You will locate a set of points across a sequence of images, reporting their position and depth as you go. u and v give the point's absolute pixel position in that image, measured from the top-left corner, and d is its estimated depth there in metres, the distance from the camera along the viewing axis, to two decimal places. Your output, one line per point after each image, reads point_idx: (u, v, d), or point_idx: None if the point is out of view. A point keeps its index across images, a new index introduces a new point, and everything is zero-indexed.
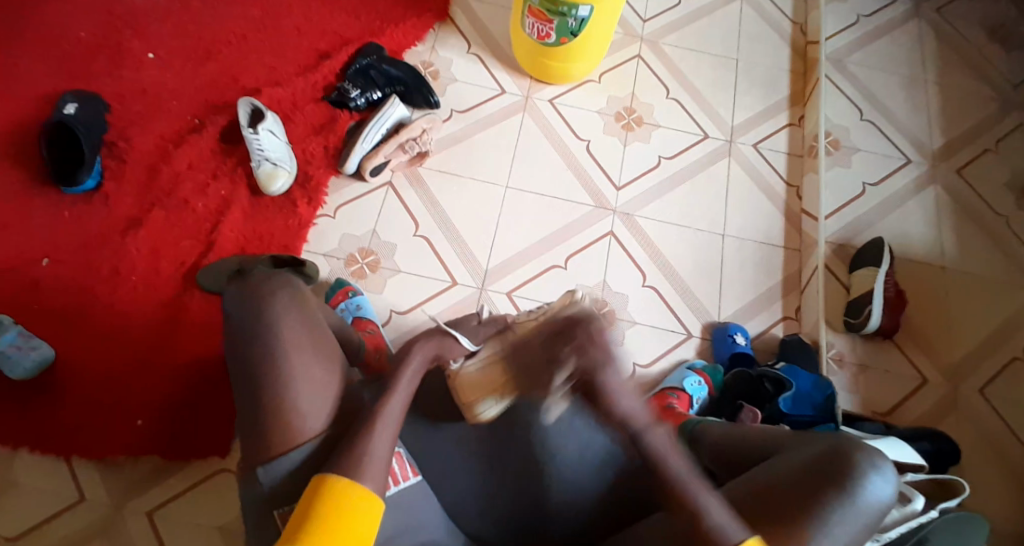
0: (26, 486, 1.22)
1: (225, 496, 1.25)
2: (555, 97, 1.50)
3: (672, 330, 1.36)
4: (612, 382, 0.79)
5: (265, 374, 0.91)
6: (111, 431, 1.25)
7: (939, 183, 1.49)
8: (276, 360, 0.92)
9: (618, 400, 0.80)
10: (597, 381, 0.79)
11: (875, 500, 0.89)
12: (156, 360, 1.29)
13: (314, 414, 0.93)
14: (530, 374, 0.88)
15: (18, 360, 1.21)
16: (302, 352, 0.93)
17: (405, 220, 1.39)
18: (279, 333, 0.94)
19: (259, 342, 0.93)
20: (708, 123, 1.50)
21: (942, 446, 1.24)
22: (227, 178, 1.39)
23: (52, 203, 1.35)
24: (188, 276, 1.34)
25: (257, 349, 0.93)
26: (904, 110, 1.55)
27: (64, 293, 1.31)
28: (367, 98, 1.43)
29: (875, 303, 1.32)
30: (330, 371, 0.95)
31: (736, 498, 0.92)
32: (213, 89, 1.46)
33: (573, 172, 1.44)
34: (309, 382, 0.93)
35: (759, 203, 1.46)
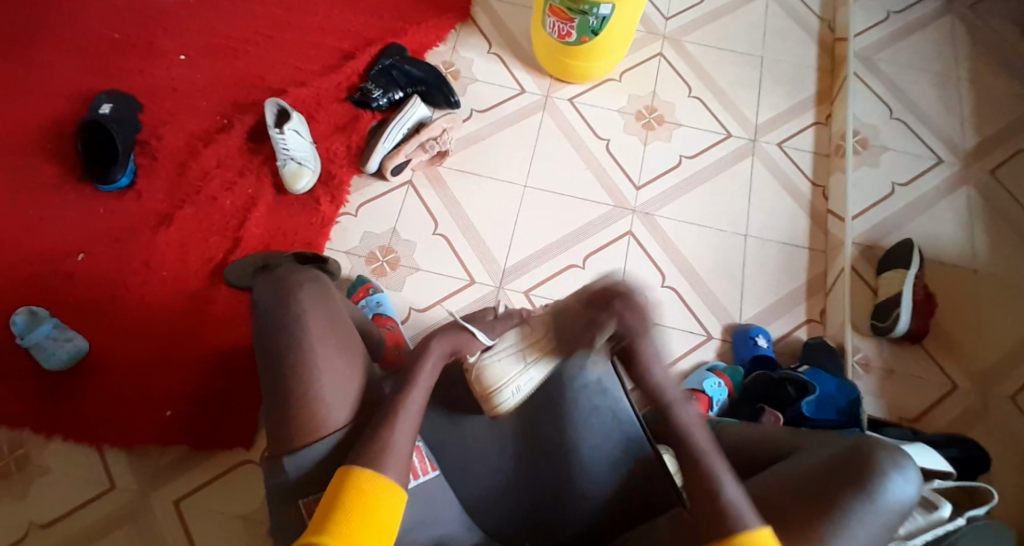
0: (60, 472, 1.27)
1: (249, 486, 1.28)
2: (576, 96, 1.50)
3: (692, 331, 1.34)
4: (646, 350, 0.93)
5: (288, 367, 0.95)
6: (141, 420, 1.29)
7: (972, 183, 1.44)
8: (299, 350, 0.95)
9: (651, 366, 0.93)
10: (633, 346, 0.93)
11: (896, 500, 0.87)
12: (185, 352, 1.33)
13: (336, 404, 0.95)
14: (568, 342, 0.99)
15: (52, 352, 1.26)
16: (327, 343, 0.96)
17: (425, 219, 1.40)
18: (304, 325, 0.97)
19: (285, 333, 0.96)
20: (731, 121, 1.48)
21: (970, 453, 1.21)
22: (253, 176, 1.43)
23: (87, 200, 1.41)
24: (215, 272, 1.38)
25: (281, 340, 0.96)
26: (935, 109, 1.50)
27: (97, 286, 1.36)
28: (389, 97, 1.45)
29: (903, 306, 1.28)
30: (353, 365, 0.98)
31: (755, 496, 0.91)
32: (241, 88, 1.49)
33: (592, 172, 1.43)
34: (333, 372, 0.96)
35: (782, 203, 1.43)
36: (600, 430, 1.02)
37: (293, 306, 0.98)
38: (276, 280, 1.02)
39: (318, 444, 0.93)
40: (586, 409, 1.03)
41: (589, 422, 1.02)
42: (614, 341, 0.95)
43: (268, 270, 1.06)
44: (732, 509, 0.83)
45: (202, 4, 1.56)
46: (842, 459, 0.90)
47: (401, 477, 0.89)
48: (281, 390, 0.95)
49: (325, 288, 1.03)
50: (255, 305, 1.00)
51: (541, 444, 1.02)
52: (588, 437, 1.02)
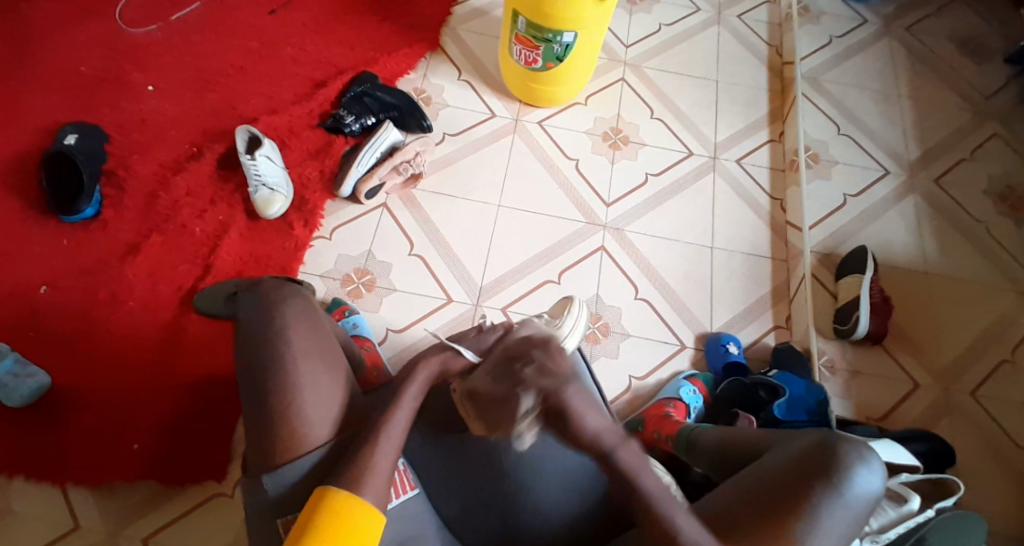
0: (20, 514, 1.21)
1: (223, 519, 1.23)
2: (543, 119, 1.55)
3: (666, 341, 1.38)
4: (575, 400, 0.82)
5: (269, 379, 0.92)
6: (108, 454, 1.24)
7: (918, 192, 1.53)
8: (283, 368, 0.92)
9: (583, 419, 0.82)
10: (560, 402, 0.81)
11: (864, 492, 0.91)
12: (155, 382, 1.29)
13: (322, 422, 0.92)
14: (491, 411, 0.86)
15: (15, 386, 1.22)
16: (310, 361, 0.93)
17: (400, 240, 1.41)
18: (289, 342, 0.94)
19: (268, 348, 0.93)
20: (692, 141, 1.56)
21: (936, 446, 1.26)
22: (225, 203, 1.42)
23: (51, 231, 1.37)
24: (185, 300, 1.36)
25: (265, 357, 0.92)
26: (879, 124, 1.61)
27: (61, 318, 1.32)
28: (362, 123, 1.47)
29: (862, 308, 1.35)
30: (335, 381, 0.95)
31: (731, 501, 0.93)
32: (211, 117, 1.50)
33: (563, 190, 1.47)
34: (316, 392, 0.92)
35: (744, 216, 1.50)
36: None
37: (278, 322, 0.95)
38: (260, 296, 0.98)
39: (300, 460, 0.89)
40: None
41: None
42: (537, 402, 0.82)
43: (250, 286, 1.02)
44: None
45: (172, 36, 1.57)
46: (812, 457, 0.93)
47: (381, 497, 0.85)
48: (265, 405, 0.91)
49: (311, 305, 0.99)
50: (239, 321, 0.97)
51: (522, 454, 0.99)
52: (565, 442, 0.99)
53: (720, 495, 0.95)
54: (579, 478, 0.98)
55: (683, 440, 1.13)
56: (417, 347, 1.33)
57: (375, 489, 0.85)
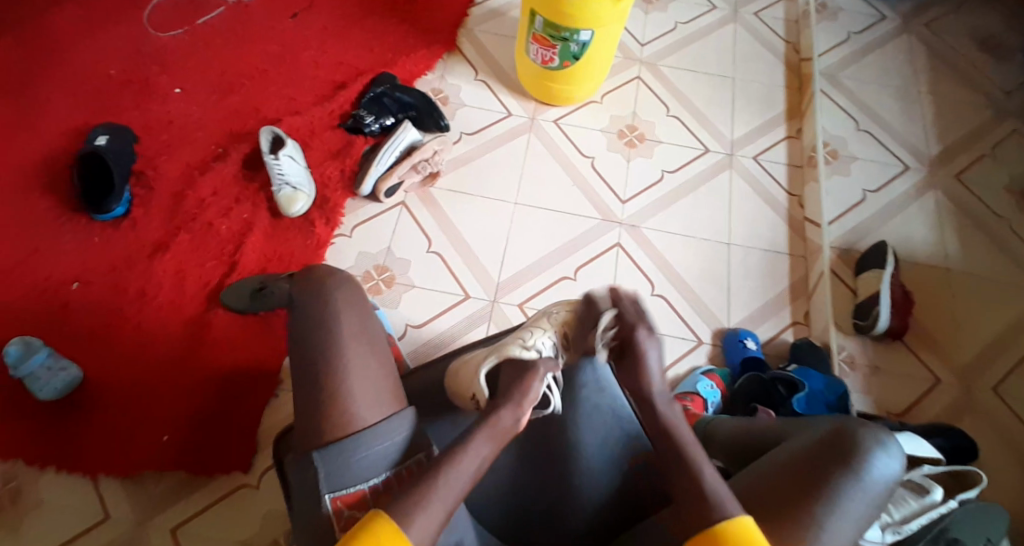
0: (53, 504, 1.25)
1: (248, 509, 1.27)
2: (560, 118, 1.56)
3: (683, 337, 1.38)
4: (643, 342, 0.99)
5: (314, 362, 0.95)
6: (139, 445, 1.28)
7: (939, 188, 1.52)
8: (332, 348, 0.96)
9: (645, 360, 0.98)
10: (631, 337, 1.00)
11: (882, 476, 0.90)
12: (187, 376, 1.33)
13: (366, 405, 0.93)
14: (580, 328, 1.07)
15: (47, 381, 1.25)
16: (358, 343, 0.97)
17: (418, 238, 1.43)
18: (339, 324, 0.98)
19: (318, 330, 0.97)
20: (708, 138, 1.56)
21: (957, 442, 1.25)
22: (249, 202, 1.46)
23: (83, 230, 1.42)
24: (211, 296, 1.40)
25: (315, 337, 0.96)
26: (899, 120, 1.60)
27: (93, 314, 1.36)
28: (381, 123, 1.50)
29: (881, 304, 1.34)
30: (383, 364, 0.98)
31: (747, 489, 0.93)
32: (236, 119, 1.54)
33: (579, 188, 1.49)
34: (361, 372, 0.95)
35: (763, 213, 1.49)
36: (597, 428, 1.00)
37: (328, 304, 1.00)
38: (314, 281, 1.03)
39: (353, 438, 0.89)
40: (586, 408, 1.01)
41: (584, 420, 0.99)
42: (616, 326, 1.02)
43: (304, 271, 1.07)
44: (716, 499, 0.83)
45: (197, 40, 1.62)
46: (825, 444, 0.92)
47: (445, 514, 0.81)
48: (300, 391, 0.94)
49: (360, 291, 1.03)
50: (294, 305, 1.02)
51: (537, 446, 1.00)
52: (588, 435, 0.99)
53: (742, 483, 0.95)
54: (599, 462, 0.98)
55: (700, 431, 1.14)
56: (433, 344, 1.35)
57: (430, 512, 0.80)
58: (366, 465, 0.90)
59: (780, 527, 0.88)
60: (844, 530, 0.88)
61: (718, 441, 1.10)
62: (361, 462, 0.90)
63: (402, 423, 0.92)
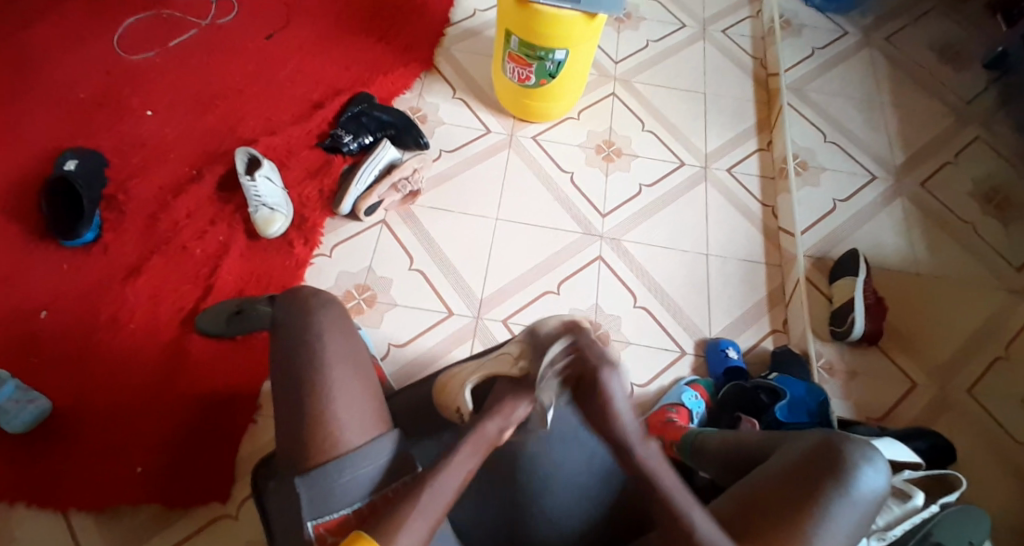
0: (23, 541, 1.20)
1: (228, 540, 1.23)
2: (538, 134, 1.58)
3: (666, 348, 1.40)
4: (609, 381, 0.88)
5: (303, 382, 0.93)
6: (115, 477, 1.23)
7: (905, 196, 1.57)
8: (318, 370, 0.94)
9: (611, 400, 0.88)
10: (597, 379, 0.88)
11: (869, 490, 0.92)
12: (164, 403, 1.30)
13: (356, 427, 0.92)
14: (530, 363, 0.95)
15: (16, 412, 1.21)
16: (345, 366, 0.95)
17: (400, 256, 1.42)
18: (326, 344, 0.96)
19: (307, 348, 0.96)
20: (683, 152, 1.59)
21: (936, 443, 1.28)
22: (225, 223, 1.43)
23: (52, 255, 1.38)
24: (188, 320, 1.36)
25: (304, 357, 0.95)
26: (865, 131, 1.65)
27: (64, 342, 1.32)
28: (359, 142, 1.50)
29: (857, 310, 1.37)
30: (369, 386, 0.97)
31: (736, 506, 0.94)
32: (210, 139, 1.52)
33: (559, 203, 1.50)
34: (349, 394, 0.94)
35: (738, 224, 1.52)
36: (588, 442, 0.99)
37: (312, 325, 0.98)
38: (297, 302, 1.02)
39: (337, 462, 0.88)
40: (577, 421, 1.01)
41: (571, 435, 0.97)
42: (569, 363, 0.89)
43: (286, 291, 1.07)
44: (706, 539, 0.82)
45: (169, 60, 1.60)
46: (813, 457, 0.94)
47: (428, 533, 0.80)
48: (292, 412, 0.93)
49: (346, 312, 1.03)
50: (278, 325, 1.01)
51: (526, 461, 0.98)
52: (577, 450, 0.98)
53: (733, 496, 0.95)
54: (589, 479, 0.98)
55: (688, 444, 1.15)
56: (420, 362, 1.34)
57: (412, 530, 0.79)
58: (350, 488, 0.88)
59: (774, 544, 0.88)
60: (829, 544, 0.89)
61: (705, 453, 1.11)
62: (345, 486, 0.88)
63: (384, 445, 0.91)
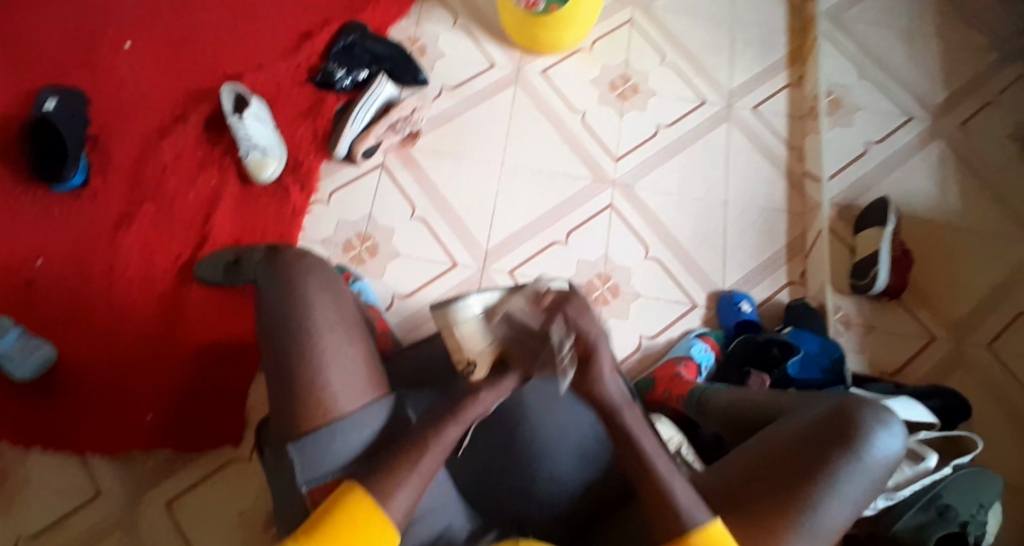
0: (40, 483, 1.21)
1: (243, 482, 1.24)
2: (547, 68, 1.46)
3: (676, 301, 1.34)
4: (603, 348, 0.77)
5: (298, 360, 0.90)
6: (128, 425, 1.24)
7: (942, 138, 1.46)
8: (310, 342, 0.90)
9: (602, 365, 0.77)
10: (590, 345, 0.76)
11: (882, 454, 0.87)
12: (164, 353, 1.28)
13: (348, 394, 0.89)
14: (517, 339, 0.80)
15: (22, 360, 1.19)
16: (333, 336, 0.91)
17: (400, 204, 1.35)
18: (314, 315, 0.92)
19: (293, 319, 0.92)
20: (705, 88, 1.47)
21: (950, 402, 1.23)
22: (216, 168, 1.37)
23: (42, 201, 1.33)
24: (185, 270, 1.32)
25: (291, 329, 0.91)
26: (905, 64, 1.52)
27: (62, 291, 1.29)
28: (354, 77, 1.39)
29: (881, 264, 1.30)
30: (362, 354, 0.93)
31: (739, 471, 0.89)
32: (194, 75, 1.42)
33: (569, 145, 1.40)
34: (342, 364, 0.90)
35: (760, 168, 1.43)
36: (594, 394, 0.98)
37: (300, 296, 0.94)
38: (283, 268, 0.97)
39: (328, 428, 0.86)
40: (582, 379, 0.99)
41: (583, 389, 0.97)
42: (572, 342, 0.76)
43: (269, 257, 1.00)
44: (675, 496, 0.78)
45: None
46: (823, 423, 0.88)
47: (420, 490, 0.80)
48: (285, 396, 0.90)
49: (335, 277, 0.98)
50: (264, 293, 0.96)
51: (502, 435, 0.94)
52: (585, 408, 0.96)
53: (738, 462, 0.91)
54: (585, 446, 0.95)
55: (694, 401, 1.12)
56: (423, 315, 1.30)
57: (407, 487, 0.79)
58: (344, 453, 0.87)
59: (776, 513, 0.84)
60: (839, 511, 0.84)
61: (710, 411, 1.09)
62: (338, 452, 0.87)
63: (377, 413, 0.89)
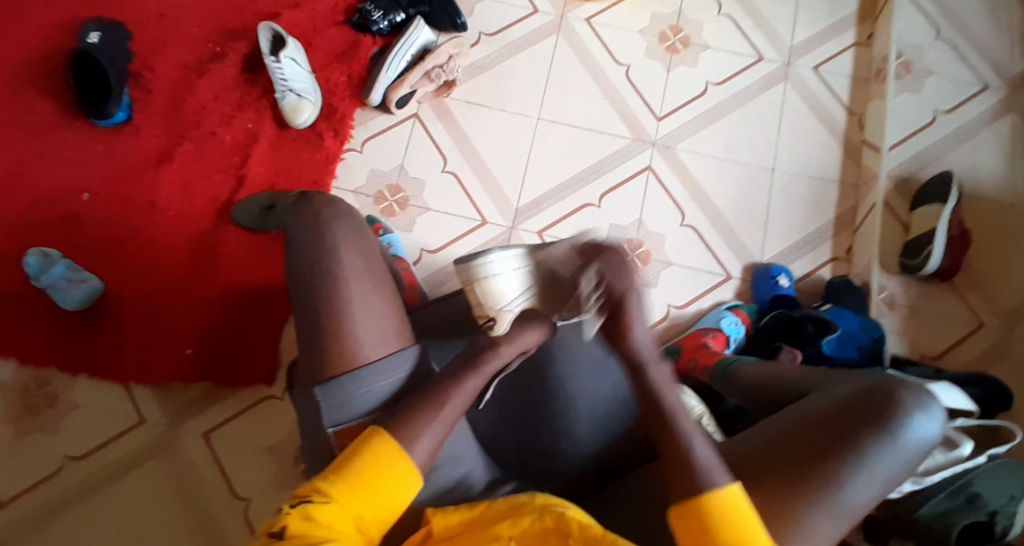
0: (86, 408, 1.25)
1: (275, 420, 1.27)
2: (592, 16, 1.40)
3: (710, 271, 1.30)
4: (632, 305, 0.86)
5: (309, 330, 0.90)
6: (165, 358, 1.27)
7: (1018, 111, 1.35)
8: (334, 291, 0.86)
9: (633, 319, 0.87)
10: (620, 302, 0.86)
11: (918, 437, 0.79)
12: (201, 290, 1.30)
13: (374, 342, 0.85)
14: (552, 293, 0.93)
15: (69, 291, 1.23)
16: (358, 284, 0.87)
17: (433, 155, 1.33)
18: (338, 264, 0.87)
19: (311, 272, 0.87)
20: (764, 43, 1.40)
21: (992, 390, 1.15)
22: (252, 109, 1.36)
23: (85, 135, 1.35)
24: (221, 211, 1.33)
25: (314, 277, 0.87)
26: (985, 27, 1.40)
27: (104, 224, 1.31)
28: (390, 20, 1.35)
29: (936, 243, 1.21)
30: (387, 301, 0.89)
31: (761, 442, 0.82)
32: (234, 13, 1.41)
33: (610, 102, 1.36)
34: (367, 310, 0.86)
35: (815, 133, 1.35)
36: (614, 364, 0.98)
37: (327, 242, 0.89)
38: (308, 212, 0.92)
39: (353, 374, 0.82)
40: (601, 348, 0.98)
41: (602, 359, 0.97)
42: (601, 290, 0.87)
43: (298, 200, 0.96)
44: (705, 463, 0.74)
45: None
46: (861, 400, 0.81)
47: (441, 436, 0.78)
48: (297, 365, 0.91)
49: (361, 223, 0.93)
50: (289, 236, 0.92)
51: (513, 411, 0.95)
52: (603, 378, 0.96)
53: (759, 433, 0.83)
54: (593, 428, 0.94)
55: (720, 373, 1.06)
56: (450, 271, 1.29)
57: (431, 433, 0.77)
58: (368, 400, 0.83)
59: (796, 487, 0.76)
60: (864, 490, 0.77)
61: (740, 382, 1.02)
62: (363, 399, 0.83)
63: (403, 360, 0.85)
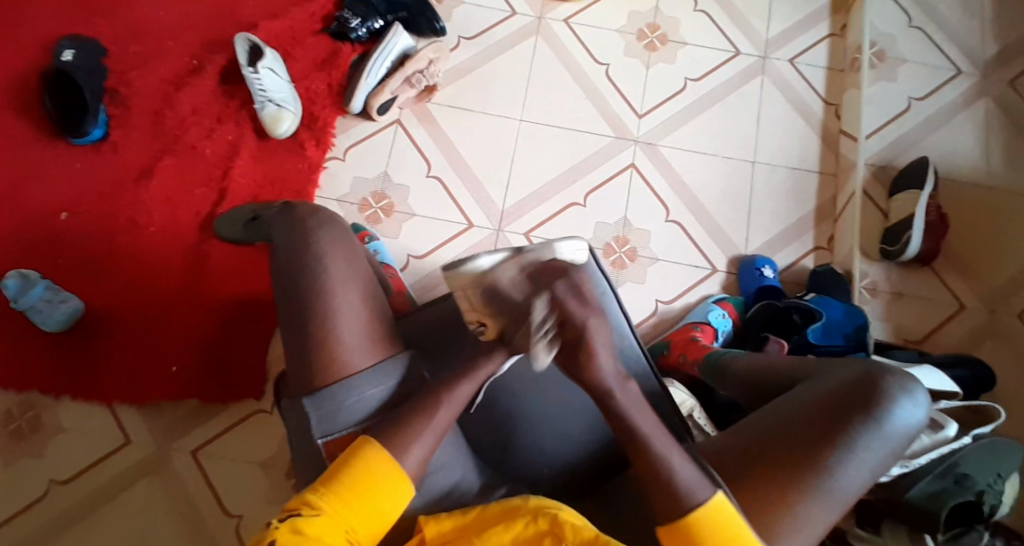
0: (71, 431, 1.24)
1: (264, 434, 1.26)
2: (570, 16, 1.42)
3: (696, 265, 1.31)
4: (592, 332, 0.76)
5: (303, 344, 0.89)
6: (152, 377, 1.26)
7: (990, 95, 1.38)
8: (322, 299, 0.85)
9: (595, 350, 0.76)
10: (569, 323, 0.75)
11: (904, 423, 0.80)
12: (186, 305, 1.29)
13: (363, 349, 0.85)
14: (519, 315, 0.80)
15: (49, 313, 1.21)
16: (347, 291, 0.86)
17: (416, 161, 1.33)
18: (325, 272, 0.87)
19: (301, 280, 0.87)
20: (740, 37, 1.42)
21: (977, 372, 1.16)
22: (232, 121, 1.35)
23: (62, 153, 1.34)
24: (205, 225, 1.32)
25: (303, 285, 0.86)
26: (955, 15, 1.43)
27: (83, 244, 1.30)
28: (368, 27, 1.35)
29: (914, 228, 1.23)
30: (374, 307, 0.88)
31: (751, 434, 0.82)
32: (212, 26, 1.41)
33: (591, 101, 1.37)
34: (354, 317, 0.86)
35: (792, 125, 1.38)
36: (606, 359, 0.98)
37: (315, 247, 0.88)
38: (294, 219, 0.91)
39: (341, 385, 0.83)
40: None
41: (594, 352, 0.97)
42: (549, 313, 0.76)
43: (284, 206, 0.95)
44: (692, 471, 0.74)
45: None
46: (849, 390, 0.81)
47: (434, 443, 0.79)
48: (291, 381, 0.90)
49: (348, 228, 0.92)
50: (276, 245, 0.91)
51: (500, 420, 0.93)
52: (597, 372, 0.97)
53: (750, 424, 0.84)
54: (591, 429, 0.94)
55: (710, 366, 1.07)
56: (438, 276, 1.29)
57: (423, 439, 0.78)
58: (358, 409, 0.83)
59: (786, 477, 0.78)
60: (852, 478, 0.78)
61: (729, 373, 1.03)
62: (353, 409, 0.83)
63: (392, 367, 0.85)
